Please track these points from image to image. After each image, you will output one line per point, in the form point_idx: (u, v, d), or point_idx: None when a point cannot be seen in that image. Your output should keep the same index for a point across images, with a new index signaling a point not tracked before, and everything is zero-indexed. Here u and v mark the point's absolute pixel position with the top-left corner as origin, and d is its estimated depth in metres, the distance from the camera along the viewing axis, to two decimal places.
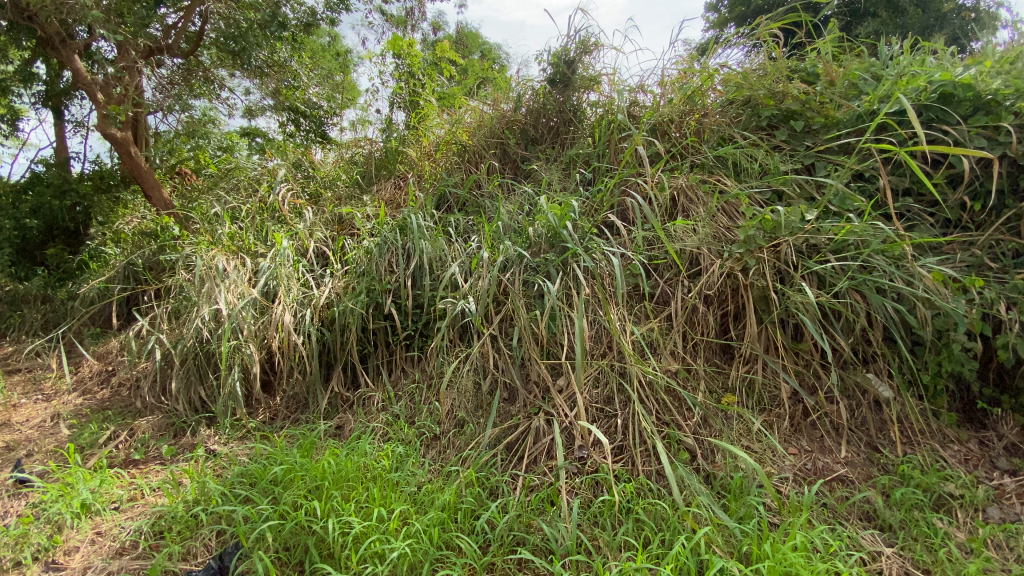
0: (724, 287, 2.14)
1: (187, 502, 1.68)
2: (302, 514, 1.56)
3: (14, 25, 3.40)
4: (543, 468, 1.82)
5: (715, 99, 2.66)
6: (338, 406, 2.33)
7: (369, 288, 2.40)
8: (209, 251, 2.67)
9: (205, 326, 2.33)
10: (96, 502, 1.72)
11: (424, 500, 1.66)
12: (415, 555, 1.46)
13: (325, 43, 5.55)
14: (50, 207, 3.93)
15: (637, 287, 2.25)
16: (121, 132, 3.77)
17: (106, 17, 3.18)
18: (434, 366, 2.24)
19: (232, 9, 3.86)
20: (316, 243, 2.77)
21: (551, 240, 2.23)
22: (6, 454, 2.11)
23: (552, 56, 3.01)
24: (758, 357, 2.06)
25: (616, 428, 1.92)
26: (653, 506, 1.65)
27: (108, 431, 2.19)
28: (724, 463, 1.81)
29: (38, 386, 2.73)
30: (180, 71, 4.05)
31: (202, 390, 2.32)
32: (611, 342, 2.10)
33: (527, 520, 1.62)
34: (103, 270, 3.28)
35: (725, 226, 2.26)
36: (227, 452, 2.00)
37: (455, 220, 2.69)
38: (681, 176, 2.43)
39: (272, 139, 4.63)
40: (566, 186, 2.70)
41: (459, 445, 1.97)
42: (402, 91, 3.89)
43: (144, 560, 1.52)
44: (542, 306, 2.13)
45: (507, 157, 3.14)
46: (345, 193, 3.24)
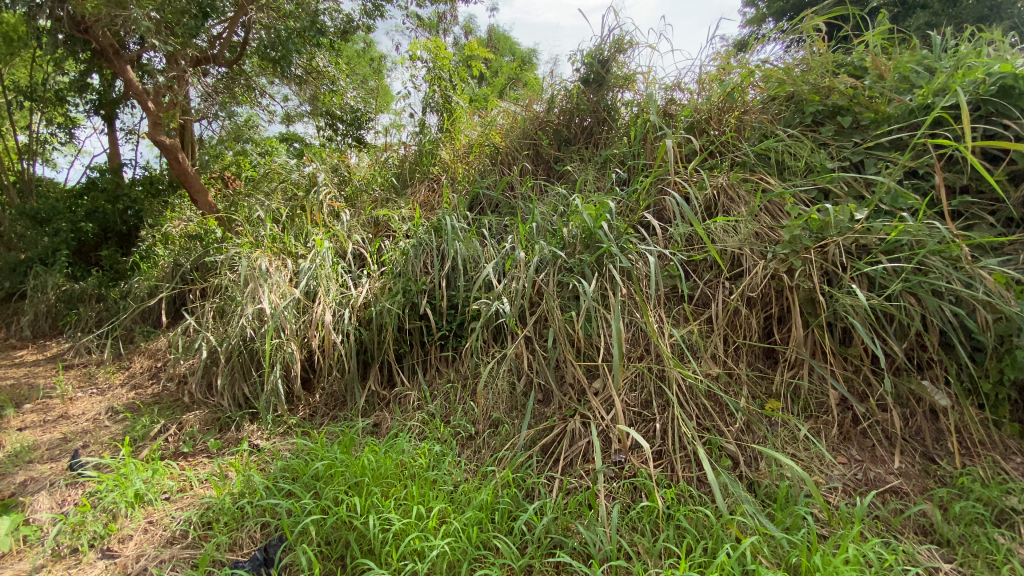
0: (768, 289, 2.07)
1: (233, 494, 1.74)
2: (344, 510, 1.58)
3: (71, 38, 3.58)
4: (579, 470, 1.79)
5: (756, 95, 2.58)
6: (375, 404, 2.36)
7: (405, 288, 2.43)
8: (252, 253, 2.75)
9: (249, 324, 2.40)
10: (148, 492, 1.79)
11: (461, 499, 1.66)
12: (455, 553, 1.46)
13: (360, 49, 5.68)
14: (103, 211, 4.13)
15: (676, 288, 2.20)
16: (170, 139, 3.93)
17: (156, 29, 3.32)
18: (469, 366, 2.25)
19: (273, 19, 4.00)
20: (354, 245, 2.83)
21: (587, 241, 2.19)
22: (64, 444, 2.21)
23: (586, 55, 3.00)
24: (804, 361, 1.99)
25: (655, 433, 1.88)
26: (695, 513, 1.60)
27: (159, 424, 2.29)
28: (768, 471, 1.75)
29: (93, 380, 2.87)
30: (224, 79, 4.19)
31: (246, 387, 2.40)
32: (648, 344, 2.06)
33: (565, 523, 1.60)
34: (153, 271, 3.43)
35: (769, 225, 2.19)
36: (270, 447, 2.05)
37: (488, 222, 2.69)
38: (721, 175, 2.38)
39: (309, 144, 4.84)
40: (601, 186, 2.67)
41: (495, 446, 1.97)
42: (435, 94, 3.92)
43: (194, 550, 1.57)
44: (577, 307, 2.11)
45: (540, 158, 3.12)
46: (381, 196, 3.30)
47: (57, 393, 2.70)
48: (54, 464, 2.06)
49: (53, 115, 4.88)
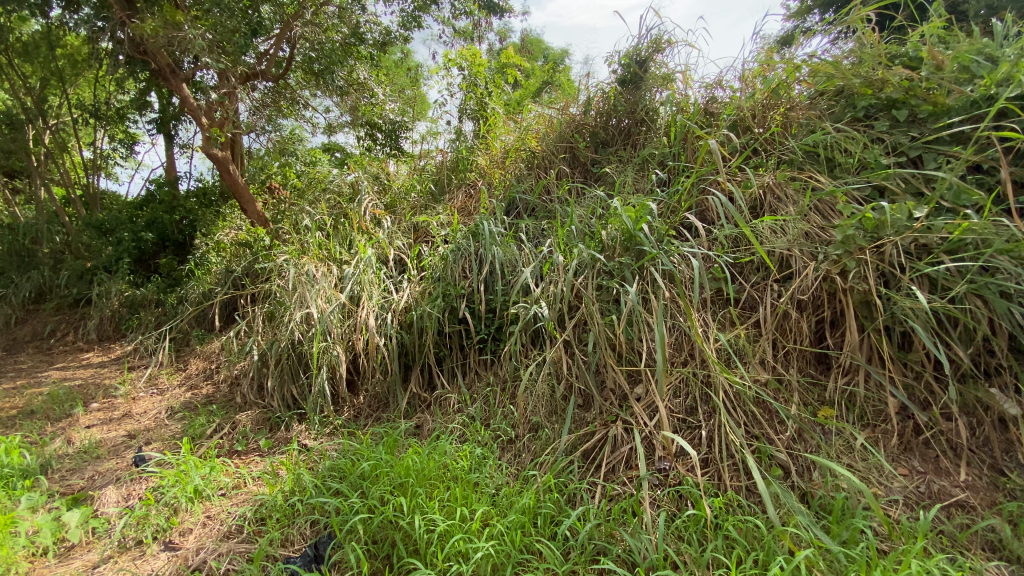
0: (819, 292, 2.00)
1: (285, 492, 1.80)
2: (390, 509, 1.61)
3: (131, 59, 3.82)
4: (622, 477, 1.77)
5: (803, 91, 2.49)
6: (417, 406, 2.41)
7: (445, 292, 2.47)
8: (299, 259, 2.86)
9: (298, 328, 2.49)
10: (207, 488, 1.88)
11: (504, 502, 1.66)
12: (499, 556, 1.47)
13: (397, 59, 5.82)
14: (162, 221, 4.38)
15: (721, 291, 2.15)
16: (222, 152, 4.12)
17: (210, 48, 3.48)
18: (508, 370, 2.25)
19: (317, 32, 4.13)
20: (395, 251, 2.91)
21: (626, 243, 2.16)
22: (128, 440, 2.35)
23: (624, 56, 2.98)
24: (860, 367, 1.90)
25: (701, 440, 1.83)
26: (744, 523, 1.55)
27: (215, 424, 2.39)
28: (822, 481, 1.68)
29: (153, 381, 3.03)
30: (271, 93, 4.40)
31: (294, 389, 2.49)
32: (692, 349, 2.01)
33: (609, 530, 1.57)
34: (207, 277, 3.61)
35: (819, 225, 2.11)
36: (318, 447, 2.12)
37: (526, 226, 2.69)
38: (768, 174, 2.31)
39: (350, 153, 5.00)
40: (640, 188, 2.63)
41: (535, 450, 1.96)
42: (471, 101, 3.97)
43: (249, 544, 1.63)
44: (617, 311, 2.08)
45: (576, 161, 3.12)
46: (420, 202, 3.37)
47: (122, 393, 2.87)
48: (120, 459, 2.18)
49: (116, 132, 5.27)
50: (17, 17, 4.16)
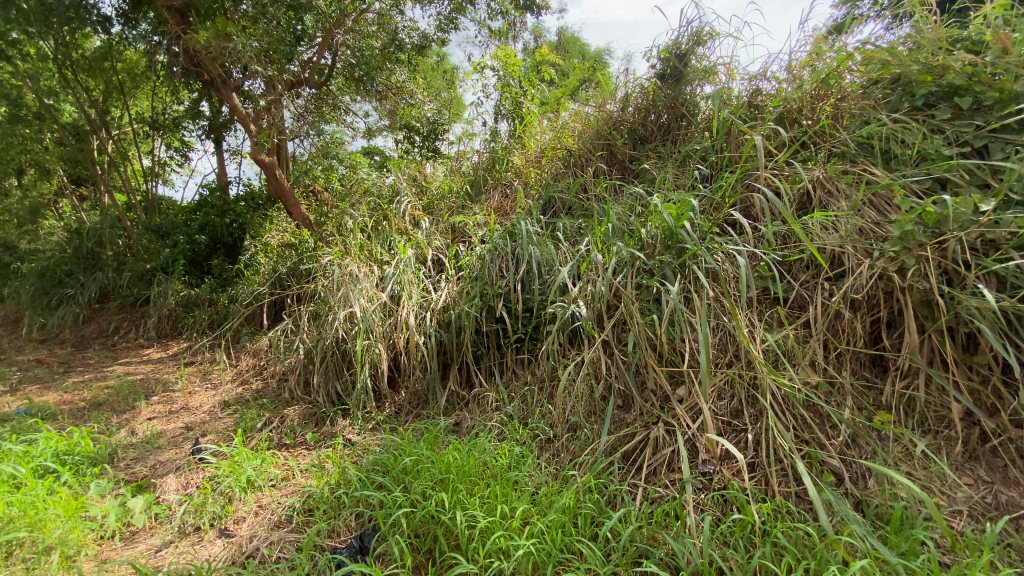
0: (874, 291, 1.91)
1: (331, 485, 1.87)
2: (432, 504, 1.64)
3: (186, 70, 4.06)
4: (665, 479, 1.74)
5: (854, 80, 2.38)
6: (455, 404, 2.45)
7: (482, 292, 2.49)
8: (342, 260, 2.95)
9: (342, 327, 2.57)
10: (258, 479, 1.97)
11: (544, 501, 1.66)
12: (540, 555, 1.46)
13: (434, 62, 5.91)
14: (214, 224, 4.60)
15: (768, 291, 2.08)
16: (269, 157, 4.28)
17: (259, 56, 3.66)
18: (545, 370, 2.25)
19: (358, 39, 4.28)
20: (434, 251, 2.96)
21: (667, 241, 2.11)
22: (186, 432, 2.48)
23: (662, 51, 2.93)
24: (920, 370, 1.80)
25: (747, 444, 1.78)
26: (795, 531, 1.49)
27: (265, 418, 2.50)
28: (878, 489, 1.60)
29: (207, 376, 3.20)
30: (314, 99, 4.47)
31: (339, 385, 2.58)
32: (738, 350, 1.96)
33: (651, 533, 1.54)
34: (257, 278, 3.78)
35: (874, 221, 2.01)
36: (362, 442, 2.18)
37: (563, 225, 2.68)
38: (817, 168, 2.22)
39: (389, 156, 5.13)
40: (681, 185, 2.57)
41: (575, 451, 1.95)
42: (506, 101, 3.99)
43: (298, 533, 1.70)
44: (658, 310, 2.04)
45: (614, 158, 3.08)
46: (457, 203, 3.42)
47: (180, 387, 3.04)
48: (178, 449, 2.31)
49: (172, 140, 5.55)
50: (84, 36, 4.48)
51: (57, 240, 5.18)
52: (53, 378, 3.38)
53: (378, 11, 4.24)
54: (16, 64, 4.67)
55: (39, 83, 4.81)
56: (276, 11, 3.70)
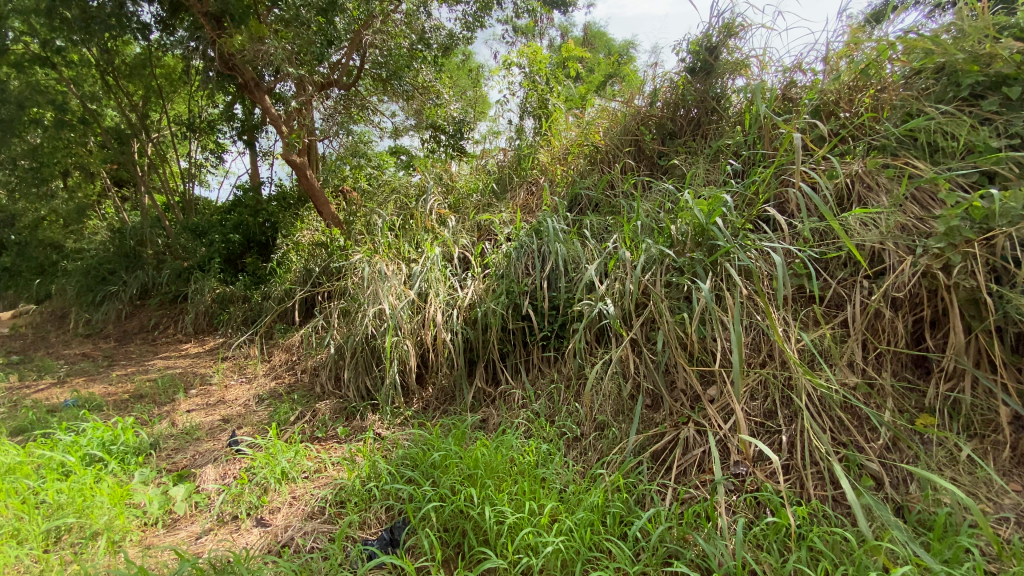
0: (917, 289, 1.84)
1: (362, 477, 1.90)
2: (461, 499, 1.66)
3: (221, 75, 4.20)
4: (695, 480, 1.71)
5: (896, 70, 2.28)
6: (482, 400, 2.47)
7: (508, 289, 2.49)
8: (371, 258, 2.99)
9: (371, 323, 2.62)
10: (292, 470, 2.02)
11: (572, 499, 1.66)
12: (568, 552, 1.46)
13: (459, 60, 5.94)
14: (247, 223, 4.74)
15: (803, 289, 2.03)
16: (299, 158, 4.36)
17: (290, 59, 3.75)
18: (572, 368, 2.24)
19: (386, 39, 4.36)
20: (460, 249, 2.98)
21: (698, 238, 2.07)
22: (223, 424, 2.57)
23: (692, 44, 2.88)
24: (965, 372, 1.72)
25: (781, 445, 1.74)
26: (832, 535, 1.45)
27: (298, 411, 2.57)
28: (921, 495, 1.55)
29: (242, 370, 3.30)
30: (342, 100, 4.63)
31: (368, 380, 2.63)
32: (771, 350, 1.91)
33: (682, 534, 1.52)
34: (290, 276, 3.91)
35: (917, 216, 1.93)
36: (391, 437, 2.22)
37: (590, 222, 2.66)
38: (856, 162, 2.15)
39: (415, 156, 5.18)
40: (712, 181, 2.52)
41: (603, 449, 1.94)
42: (532, 99, 3.98)
43: (331, 524, 1.74)
44: (689, 309, 2.01)
45: (642, 154, 3.04)
46: (483, 201, 3.44)
47: (217, 380, 3.15)
48: (216, 441, 2.39)
49: (207, 142, 5.73)
50: (125, 42, 4.67)
51: (101, 240, 5.42)
52: (98, 371, 3.54)
53: (406, 11, 4.28)
54: (61, 70, 4.88)
55: (83, 88, 5.02)
56: (307, 15, 3.79)
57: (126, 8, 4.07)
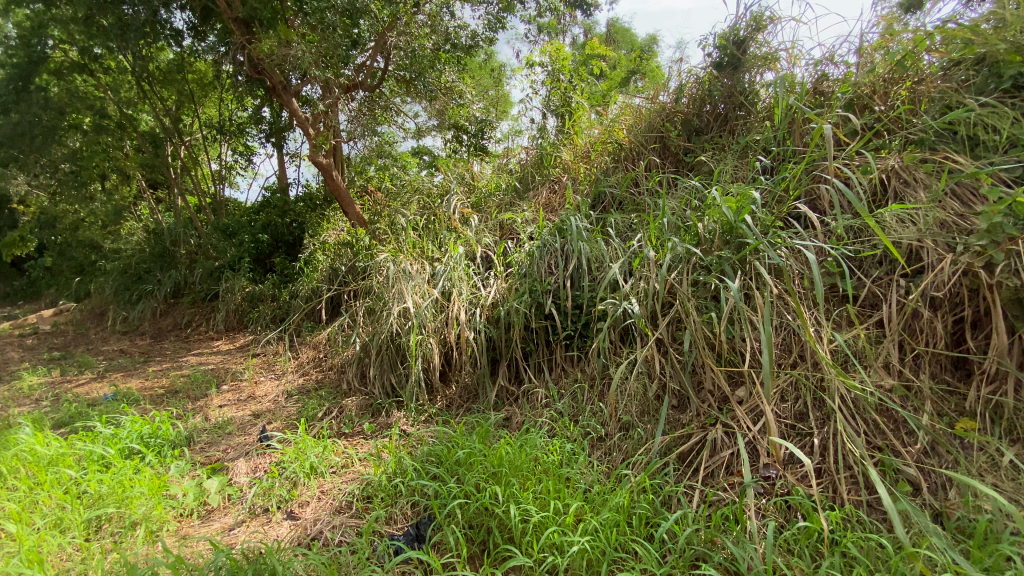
0: (957, 288, 1.77)
1: (388, 473, 1.93)
2: (486, 497, 1.67)
3: (251, 80, 4.44)
4: (723, 482, 1.69)
5: (933, 61, 2.19)
6: (505, 399, 2.48)
7: (531, 288, 2.49)
8: (396, 257, 3.03)
9: (396, 322, 2.66)
10: (321, 465, 2.07)
11: (597, 498, 1.65)
12: (594, 552, 1.45)
13: (481, 59, 5.94)
14: (275, 224, 4.85)
15: (836, 288, 1.98)
16: (326, 159, 4.44)
17: (317, 62, 3.82)
18: (596, 367, 2.23)
19: (410, 41, 4.32)
20: (483, 248, 2.99)
21: (726, 236, 2.04)
22: (254, 419, 2.64)
23: (719, 38, 2.83)
24: (1009, 374, 1.66)
25: (812, 448, 1.70)
26: (866, 542, 1.41)
27: (326, 408, 2.62)
28: (960, 501, 1.49)
29: (271, 367, 3.39)
30: (366, 102, 4.61)
31: (393, 378, 2.67)
32: (802, 350, 1.87)
33: (709, 536, 1.50)
34: (317, 275, 3.99)
35: (957, 212, 1.86)
36: (416, 433, 2.25)
37: (614, 221, 2.64)
38: (892, 157, 2.09)
39: (437, 156, 5.22)
40: (740, 177, 2.48)
41: (628, 450, 1.93)
42: (555, 97, 3.97)
43: (358, 518, 1.77)
44: (716, 308, 1.98)
45: (667, 151, 3.00)
46: (505, 200, 3.44)
47: (247, 376, 3.24)
48: (247, 435, 2.46)
49: (236, 144, 5.89)
50: (159, 49, 4.83)
51: (137, 240, 5.62)
52: (135, 366, 3.67)
53: (429, 12, 4.32)
54: (99, 77, 5.10)
55: (119, 94, 5.21)
56: (333, 18, 3.86)
57: (159, 16, 4.22)
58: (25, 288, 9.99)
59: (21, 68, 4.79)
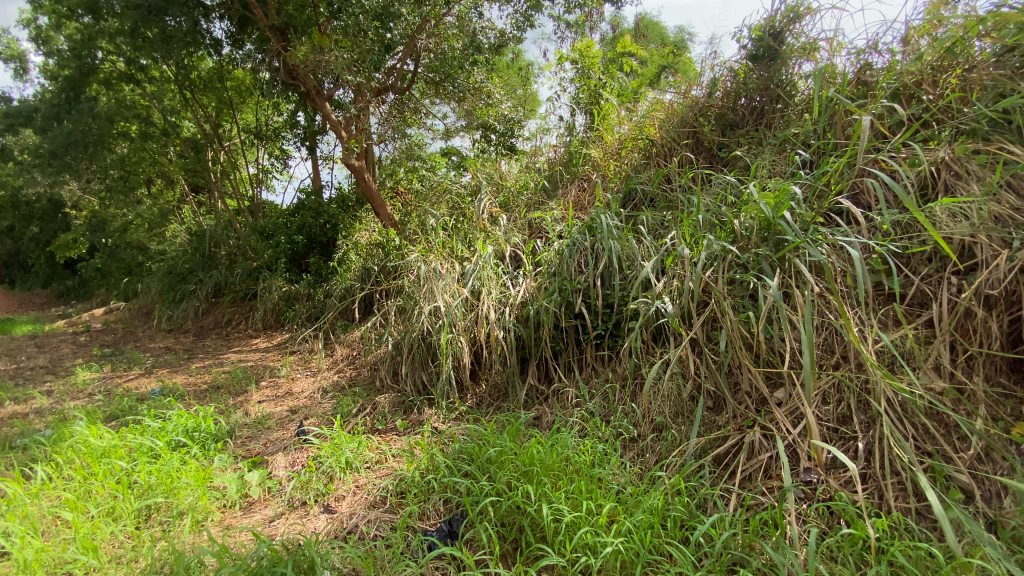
0: (1014, 286, 1.68)
1: (421, 470, 1.96)
2: (519, 495, 1.68)
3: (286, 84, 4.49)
4: (762, 486, 1.65)
5: (985, 47, 2.08)
6: (536, 397, 2.48)
7: (561, 287, 2.48)
8: (426, 257, 3.06)
9: (427, 321, 2.69)
10: (356, 460, 2.12)
11: (630, 500, 1.64)
12: (628, 554, 1.44)
13: (509, 59, 5.94)
14: (310, 225, 4.99)
15: (881, 286, 1.90)
16: (358, 162, 4.53)
17: (349, 67, 3.91)
18: (628, 367, 2.21)
19: (440, 42, 4.43)
20: (512, 247, 3.00)
21: (764, 233, 1.98)
22: (292, 414, 2.73)
23: (754, 30, 2.76)
24: None
25: (857, 453, 1.64)
26: (915, 550, 1.35)
27: (360, 404, 2.68)
28: (1018, 510, 1.41)
29: (307, 364, 3.48)
30: (396, 105, 4.75)
31: (424, 375, 2.70)
32: (846, 351, 1.80)
33: (748, 541, 1.46)
34: (350, 275, 4.08)
35: (1013, 206, 1.76)
36: (448, 431, 2.28)
37: (646, 218, 2.60)
38: (942, 148, 1.99)
39: (466, 156, 5.26)
40: (778, 172, 2.40)
41: (661, 451, 1.90)
42: (583, 95, 3.95)
43: (392, 513, 1.80)
44: (754, 307, 1.92)
45: (700, 147, 2.94)
46: (534, 199, 3.44)
47: (284, 373, 3.35)
48: (285, 430, 2.54)
49: (273, 148, 6.07)
50: (200, 58, 5.02)
51: (181, 242, 5.87)
52: (180, 363, 3.84)
53: (458, 13, 4.38)
54: (146, 87, 5.32)
55: (163, 103, 5.44)
56: (365, 23, 3.93)
57: (200, 26, 4.39)
58: (77, 287, 10.57)
59: (72, 79, 4.93)
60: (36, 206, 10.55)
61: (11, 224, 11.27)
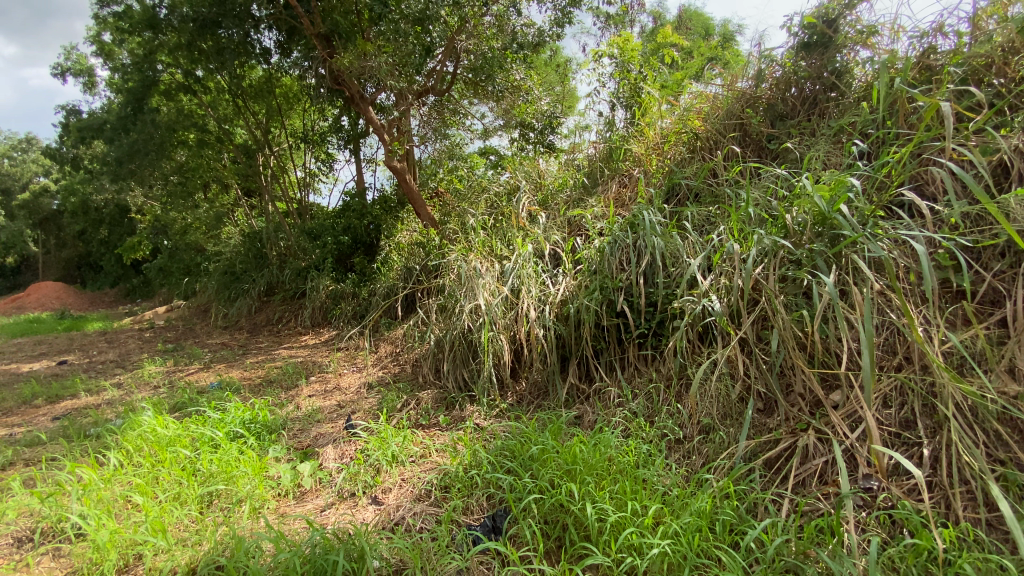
0: None
1: (465, 465, 2.00)
2: (562, 493, 1.68)
3: (332, 90, 4.64)
4: (817, 492, 1.58)
5: None
6: (577, 396, 2.47)
7: (602, 285, 2.45)
8: (466, 256, 3.10)
9: (468, 319, 2.73)
10: (401, 455, 2.18)
11: (676, 501, 1.61)
12: (675, 556, 1.41)
13: (547, 57, 5.93)
14: (354, 226, 5.14)
15: (949, 283, 1.79)
16: (399, 163, 4.63)
17: (391, 70, 4.00)
18: (673, 367, 2.17)
19: (479, 43, 4.46)
20: (551, 245, 2.99)
21: (818, 228, 1.89)
22: (340, 408, 2.83)
23: (807, 17, 2.63)
24: None
25: (921, 459, 1.56)
26: (990, 564, 1.27)
27: (404, 400, 2.75)
28: None
29: (353, 360, 3.60)
30: (437, 106, 4.85)
31: (466, 373, 2.75)
32: (908, 351, 1.71)
33: (803, 549, 1.41)
34: (393, 274, 4.19)
35: None
36: (490, 428, 2.31)
37: (690, 214, 2.54)
38: (1017, 134, 1.85)
39: (504, 154, 5.30)
40: (833, 164, 2.30)
41: (708, 453, 1.85)
42: (623, 89, 3.90)
43: (437, 506, 1.84)
44: (808, 306, 1.85)
45: (748, 139, 2.84)
46: (574, 196, 3.41)
47: (332, 369, 3.47)
48: (334, 424, 2.63)
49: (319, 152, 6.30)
50: (251, 67, 5.25)
51: (235, 243, 6.18)
52: (235, 358, 4.04)
53: (497, 13, 4.35)
54: (202, 97, 5.64)
55: (218, 111, 5.77)
56: (406, 27, 4.02)
57: (250, 37, 4.60)
58: (140, 286, 11.32)
59: (135, 91, 5.25)
60: (105, 212, 11.38)
61: (83, 227, 12.19)
